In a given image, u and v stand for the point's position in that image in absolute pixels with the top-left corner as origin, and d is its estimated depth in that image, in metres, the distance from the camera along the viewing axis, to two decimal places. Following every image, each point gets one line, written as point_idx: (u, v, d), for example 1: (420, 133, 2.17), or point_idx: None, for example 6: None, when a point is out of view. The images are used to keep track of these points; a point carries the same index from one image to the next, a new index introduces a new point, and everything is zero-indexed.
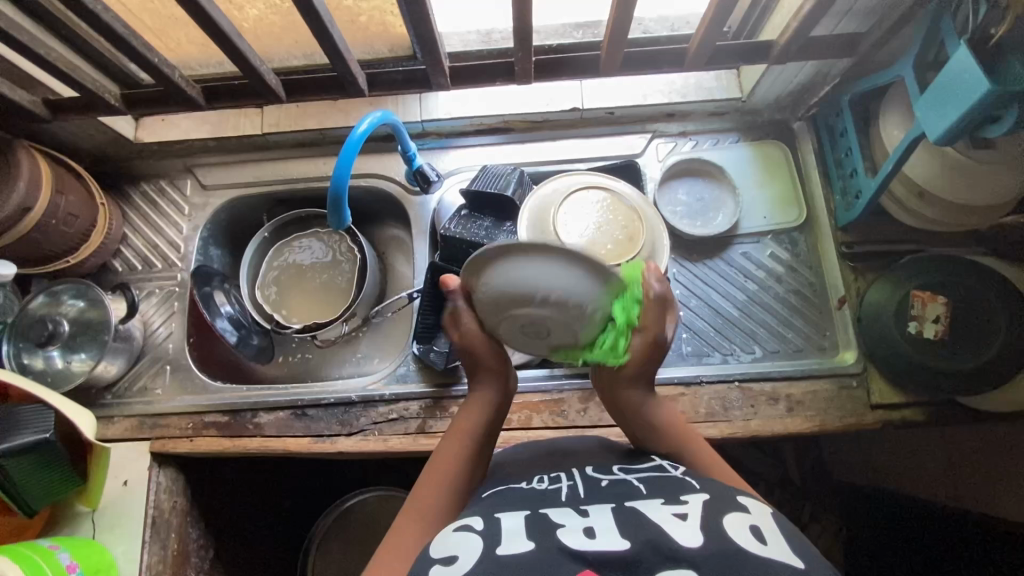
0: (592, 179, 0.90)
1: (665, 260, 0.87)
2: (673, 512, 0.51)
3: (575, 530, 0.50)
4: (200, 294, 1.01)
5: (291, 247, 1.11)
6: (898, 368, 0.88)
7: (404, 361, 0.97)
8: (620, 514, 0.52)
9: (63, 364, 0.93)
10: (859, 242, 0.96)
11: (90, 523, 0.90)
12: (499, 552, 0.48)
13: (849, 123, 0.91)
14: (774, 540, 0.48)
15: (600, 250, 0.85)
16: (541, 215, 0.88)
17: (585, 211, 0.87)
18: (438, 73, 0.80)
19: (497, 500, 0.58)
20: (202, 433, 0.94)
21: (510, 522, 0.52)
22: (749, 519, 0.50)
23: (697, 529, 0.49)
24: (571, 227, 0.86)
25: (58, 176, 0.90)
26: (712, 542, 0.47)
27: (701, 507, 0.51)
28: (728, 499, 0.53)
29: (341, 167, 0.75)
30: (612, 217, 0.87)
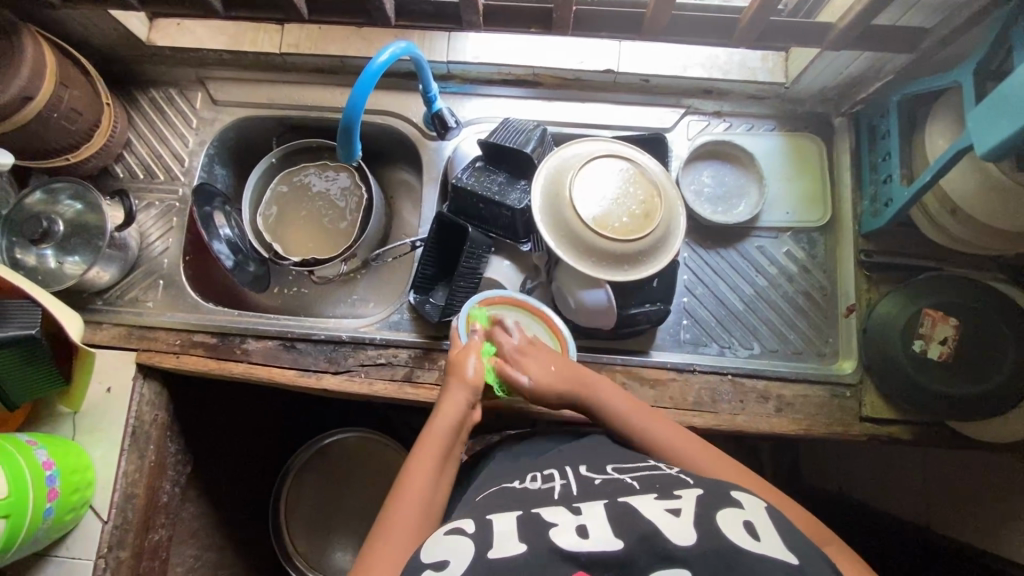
0: (617, 148, 0.86)
1: (677, 243, 0.84)
2: (667, 509, 0.54)
3: (567, 528, 0.54)
4: (200, 211, 0.98)
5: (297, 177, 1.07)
6: (895, 386, 0.86)
7: (398, 309, 0.96)
8: (614, 513, 0.55)
9: (56, 264, 0.92)
10: (879, 251, 0.92)
11: (71, 424, 0.91)
12: (491, 556, 0.52)
13: (894, 125, 0.86)
14: (768, 534, 0.52)
15: (614, 223, 0.81)
16: (557, 177, 0.84)
17: (604, 179, 0.83)
18: (470, 10, 0.75)
19: (492, 502, 0.62)
20: (189, 350, 0.93)
21: (503, 526, 0.56)
22: (743, 515, 0.53)
23: (691, 525, 0.52)
24: (588, 194, 0.82)
25: (63, 69, 0.86)
26: (705, 541, 0.50)
27: (695, 503, 0.54)
28: (723, 495, 0.56)
29: (356, 96, 0.70)
30: (632, 190, 0.82)
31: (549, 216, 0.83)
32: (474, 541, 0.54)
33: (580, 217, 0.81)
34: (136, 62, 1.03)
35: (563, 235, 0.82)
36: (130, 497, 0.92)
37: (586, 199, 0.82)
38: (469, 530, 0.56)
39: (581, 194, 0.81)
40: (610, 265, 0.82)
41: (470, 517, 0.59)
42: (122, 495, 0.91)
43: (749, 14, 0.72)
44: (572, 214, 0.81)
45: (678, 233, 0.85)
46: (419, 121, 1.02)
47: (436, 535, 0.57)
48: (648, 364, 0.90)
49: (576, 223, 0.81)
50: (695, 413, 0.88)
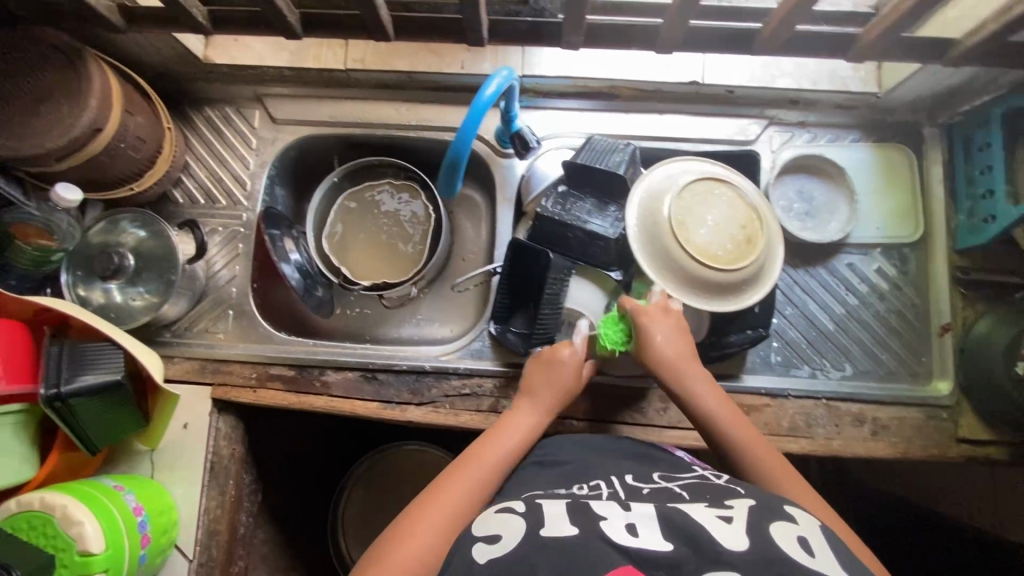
0: (710, 169, 0.82)
1: (778, 266, 0.81)
2: (720, 516, 0.55)
3: (619, 523, 0.55)
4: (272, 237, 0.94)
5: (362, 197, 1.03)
6: (997, 407, 0.84)
7: (479, 336, 0.93)
8: (664, 513, 0.56)
9: (124, 299, 0.89)
10: (975, 267, 0.90)
11: (149, 462, 0.89)
12: (543, 533, 0.55)
13: (997, 139, 0.83)
14: (821, 551, 0.52)
15: (718, 251, 0.77)
16: (651, 204, 0.80)
17: (703, 205, 0.78)
18: (574, 30, 0.70)
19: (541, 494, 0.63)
20: (267, 384, 0.91)
21: (556, 510, 0.59)
22: (797, 530, 0.54)
23: (742, 533, 0.52)
24: (688, 222, 0.78)
25: (127, 95, 0.81)
26: (758, 548, 0.50)
27: (746, 512, 0.55)
28: (775, 508, 0.57)
29: (468, 127, 0.68)
30: (732, 215, 0.78)
31: (646, 245, 0.79)
32: (526, 522, 0.58)
33: (679, 246, 0.77)
34: (190, 79, 0.98)
35: (663, 266, 0.78)
36: (213, 534, 0.90)
37: (686, 226, 0.77)
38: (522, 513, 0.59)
39: (680, 222, 0.77)
40: (712, 294, 0.78)
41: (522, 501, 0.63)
42: (205, 533, 0.89)
43: (875, 32, 0.68)
44: (671, 243, 0.77)
45: (776, 254, 0.81)
46: (490, 138, 0.97)
47: (489, 515, 0.62)
48: (741, 390, 0.88)
49: (676, 252, 0.77)
50: (790, 439, 0.86)
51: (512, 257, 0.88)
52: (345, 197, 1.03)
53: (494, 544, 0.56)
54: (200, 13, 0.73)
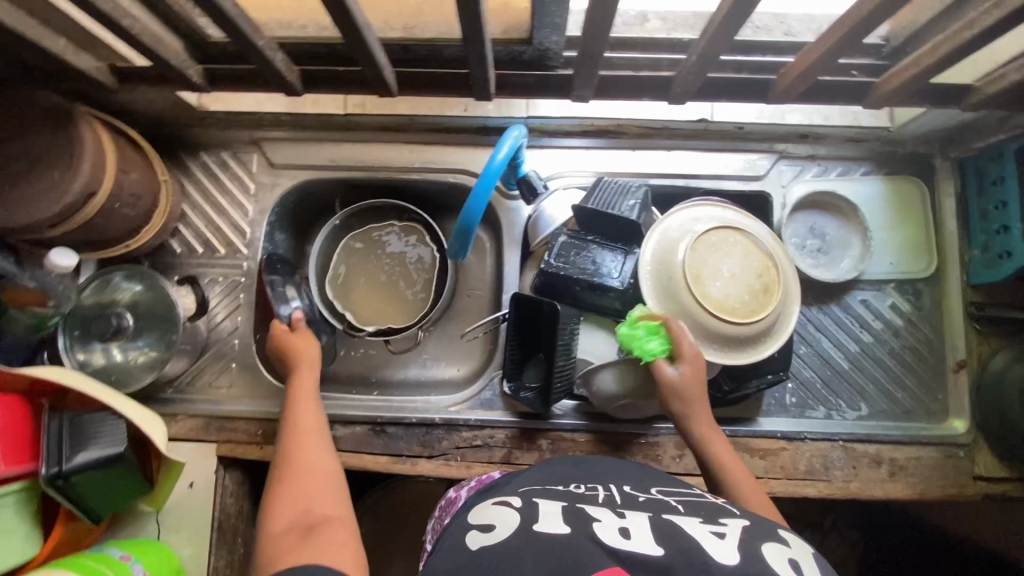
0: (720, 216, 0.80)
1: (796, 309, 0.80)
2: (712, 531, 0.55)
3: (611, 527, 0.55)
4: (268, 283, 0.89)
5: (370, 237, 1.03)
6: (1015, 445, 0.83)
7: (489, 386, 0.91)
8: (655, 523, 0.56)
9: (124, 357, 0.86)
10: (990, 303, 0.89)
11: (155, 523, 0.87)
12: (536, 529, 0.55)
13: (1012, 174, 0.82)
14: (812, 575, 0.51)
15: (736, 303, 0.76)
16: (665, 255, 0.79)
17: (716, 255, 0.77)
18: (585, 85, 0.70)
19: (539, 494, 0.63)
20: (273, 441, 0.88)
21: (550, 509, 0.59)
22: (787, 552, 0.53)
23: (733, 548, 0.52)
24: (704, 275, 0.76)
25: (121, 152, 0.79)
26: (745, 562, 0.50)
27: (739, 531, 0.55)
28: (769, 531, 0.57)
29: (476, 197, 0.67)
30: (747, 264, 0.77)
31: (662, 300, 0.78)
32: (520, 514, 0.58)
33: (695, 301, 0.76)
34: (184, 125, 0.95)
35: (679, 319, 0.77)
36: None
37: (703, 279, 0.76)
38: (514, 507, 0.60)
39: (697, 275, 0.76)
40: (732, 346, 0.77)
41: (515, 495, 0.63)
42: None
43: (896, 81, 0.66)
44: (686, 298, 0.76)
45: (794, 298, 0.80)
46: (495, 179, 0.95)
47: (486, 508, 0.62)
48: (758, 435, 0.87)
49: (692, 307, 0.76)
50: (808, 483, 0.85)
51: (518, 306, 0.85)
52: (350, 238, 1.01)
53: (488, 533, 0.56)
54: (194, 71, 0.70)
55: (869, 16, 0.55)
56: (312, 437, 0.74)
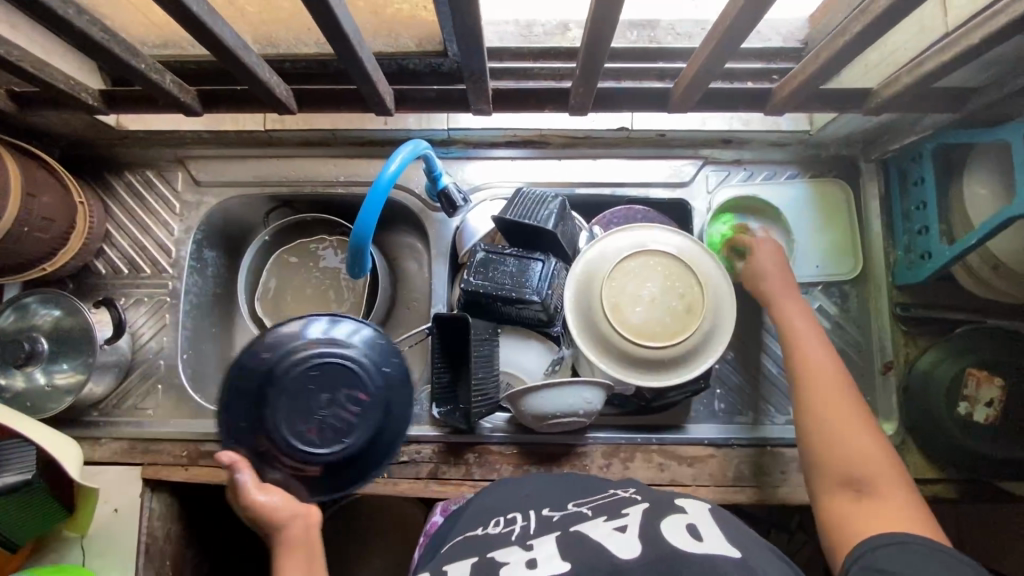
0: (645, 239, 0.83)
1: (724, 326, 0.80)
2: (615, 527, 0.55)
3: (518, 563, 0.53)
4: (284, 380, 0.66)
5: (304, 251, 1.02)
6: (940, 445, 0.83)
7: (417, 400, 0.91)
8: (563, 539, 0.55)
9: (46, 381, 0.85)
10: (915, 303, 0.89)
11: (79, 549, 0.86)
12: None
13: (929, 174, 0.82)
14: (708, 530, 0.53)
15: (654, 327, 0.79)
16: (587, 282, 0.82)
17: (636, 282, 0.80)
18: (480, 98, 0.70)
19: (453, 552, 0.59)
20: (199, 462, 0.88)
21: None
22: (685, 520, 0.55)
23: (635, 536, 0.52)
24: (623, 301, 0.80)
25: (28, 176, 0.78)
26: (648, 550, 0.50)
27: (639, 515, 0.56)
28: (667, 507, 0.58)
29: (365, 217, 0.67)
30: (667, 286, 0.80)
31: (584, 327, 0.81)
32: None
33: (615, 328, 0.78)
34: (107, 146, 0.95)
35: (603, 346, 0.80)
36: None
37: (622, 305, 0.79)
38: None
39: (615, 301, 0.79)
40: (653, 368, 0.79)
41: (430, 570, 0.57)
42: None
43: (789, 87, 0.67)
44: (606, 326, 0.79)
45: (724, 318, 0.80)
46: (422, 192, 0.95)
47: None
48: (686, 442, 0.87)
49: (614, 334, 0.79)
50: (736, 490, 0.85)
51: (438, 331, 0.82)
52: (285, 252, 1.02)
53: None
54: (90, 95, 0.70)
55: (731, 26, 0.55)
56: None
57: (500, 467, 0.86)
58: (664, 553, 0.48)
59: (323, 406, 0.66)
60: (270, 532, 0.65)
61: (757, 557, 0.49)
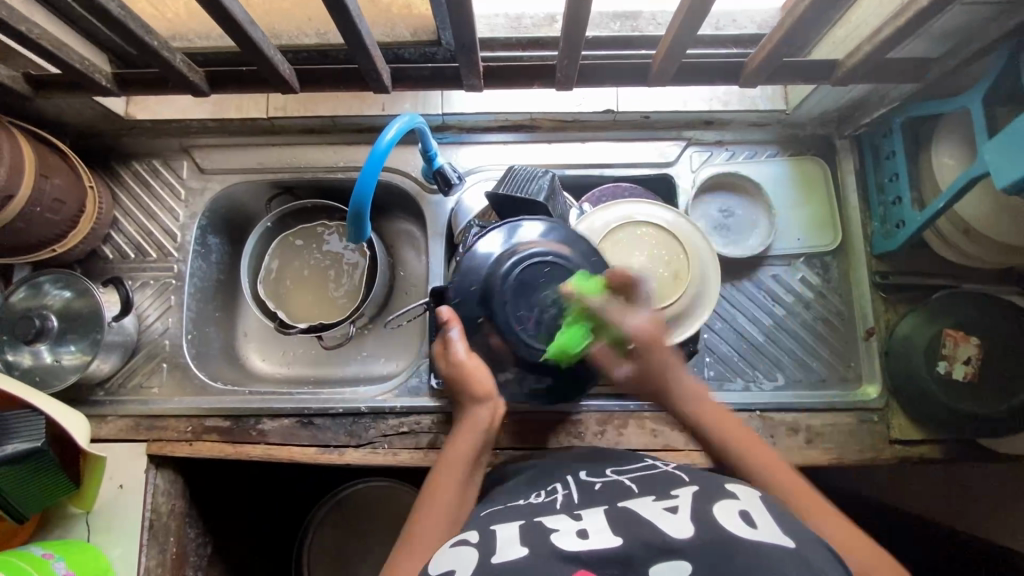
0: (633, 212, 0.87)
1: (711, 291, 0.84)
2: (665, 508, 0.53)
3: (569, 533, 0.52)
4: (504, 280, 0.71)
5: (310, 233, 1.05)
6: (922, 405, 0.86)
7: (416, 373, 0.93)
8: (612, 516, 0.54)
9: (52, 360, 0.88)
10: (893, 271, 0.93)
11: (84, 525, 0.87)
12: (493, 560, 0.50)
13: (899, 146, 0.86)
14: (763, 522, 0.50)
15: None
16: None
17: (625, 250, 0.84)
18: (472, 74, 0.74)
19: (497, 514, 0.60)
20: (203, 437, 0.90)
21: (509, 532, 0.54)
22: (737, 505, 0.52)
23: (687, 521, 0.50)
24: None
25: (43, 159, 0.82)
26: (702, 530, 0.48)
27: (690, 499, 0.54)
28: (718, 490, 0.56)
29: (364, 181, 0.70)
30: (654, 254, 0.84)
31: None
32: (477, 549, 0.53)
33: None
34: (116, 136, 0.99)
35: None
36: None
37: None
38: (475, 539, 0.55)
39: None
40: None
41: (474, 528, 0.58)
42: None
43: (761, 59, 0.71)
44: None
45: (710, 284, 0.84)
46: (418, 175, 0.99)
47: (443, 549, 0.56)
48: None
49: None
50: None
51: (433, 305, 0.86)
52: (290, 234, 1.05)
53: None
54: (104, 77, 0.73)
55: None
56: (450, 474, 0.68)
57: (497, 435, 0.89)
58: (720, 547, 0.45)
59: (545, 304, 0.71)
60: (468, 398, 0.74)
61: (812, 548, 0.47)
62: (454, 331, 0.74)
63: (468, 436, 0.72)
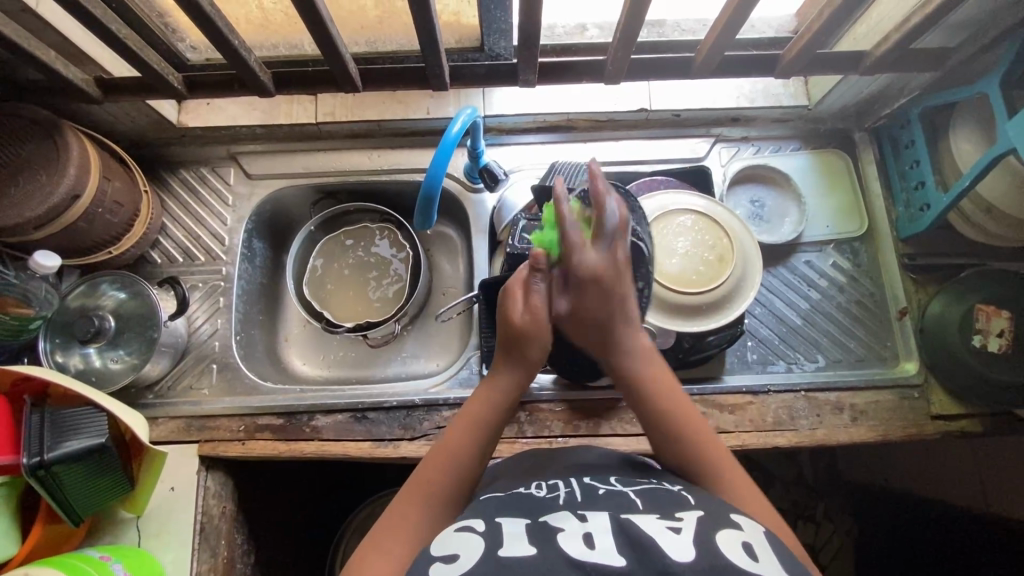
0: (675, 201, 0.90)
1: (757, 273, 0.87)
2: (668, 526, 0.51)
3: (574, 535, 0.51)
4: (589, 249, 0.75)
5: (361, 232, 1.07)
6: (959, 379, 0.89)
7: (466, 365, 0.95)
8: (618, 525, 0.52)
9: (103, 362, 0.88)
10: (921, 253, 0.97)
11: (135, 530, 0.85)
12: (502, 553, 0.49)
13: (919, 135, 0.92)
14: (766, 556, 0.49)
15: (693, 275, 0.86)
16: None
17: (674, 235, 0.88)
18: (528, 70, 0.80)
19: (500, 505, 0.58)
20: (256, 436, 0.90)
21: (514, 527, 0.53)
22: (740, 536, 0.51)
23: (690, 543, 0.49)
24: (660, 254, 0.87)
25: (105, 163, 0.84)
26: (703, 558, 0.47)
27: (695, 523, 0.52)
28: (722, 517, 0.54)
29: (437, 164, 0.73)
30: (699, 239, 0.87)
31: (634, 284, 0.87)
32: (485, 539, 0.51)
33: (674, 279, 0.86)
34: (165, 144, 1.02)
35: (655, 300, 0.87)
36: None
37: (659, 257, 0.87)
38: (480, 527, 0.53)
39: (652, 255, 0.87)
40: (697, 314, 0.86)
41: (479, 516, 0.56)
42: None
43: (794, 51, 0.77)
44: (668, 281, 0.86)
45: (754, 267, 0.87)
46: (460, 175, 1.03)
47: (447, 532, 0.54)
48: (724, 391, 0.91)
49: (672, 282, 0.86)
50: (777, 433, 0.89)
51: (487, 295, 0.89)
52: (342, 233, 1.06)
53: (450, 564, 0.49)
54: (174, 78, 0.78)
55: (740, 4, 0.68)
56: (463, 433, 0.65)
57: (551, 423, 0.90)
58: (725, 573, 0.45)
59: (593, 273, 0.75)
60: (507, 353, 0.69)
61: None
62: (540, 282, 0.70)
63: (500, 387, 0.69)
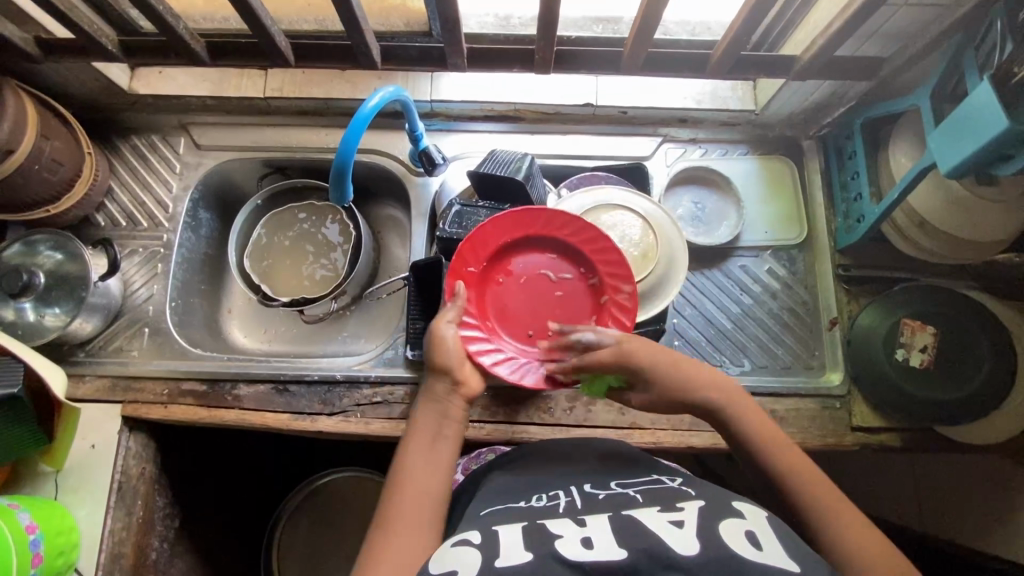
0: (606, 196, 0.90)
1: (681, 273, 0.87)
2: (669, 520, 0.52)
3: (573, 540, 0.51)
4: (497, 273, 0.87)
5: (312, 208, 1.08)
6: (880, 392, 0.88)
7: (392, 345, 0.96)
8: (618, 524, 0.52)
9: (36, 317, 0.89)
10: (855, 265, 0.97)
11: (53, 483, 0.87)
12: (499, 562, 0.49)
13: (859, 146, 0.91)
14: (769, 542, 0.49)
15: None
16: None
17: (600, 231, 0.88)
18: (456, 54, 0.81)
19: (500, 512, 0.58)
20: (178, 400, 0.91)
21: (508, 534, 0.52)
22: (743, 524, 0.51)
23: (693, 536, 0.49)
24: None
25: (45, 121, 0.86)
26: (707, 551, 0.48)
27: (697, 514, 0.52)
28: (724, 504, 0.54)
29: (349, 140, 0.74)
30: (624, 236, 0.88)
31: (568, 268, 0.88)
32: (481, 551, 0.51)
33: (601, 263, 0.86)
34: (116, 110, 1.04)
35: None
36: (117, 557, 0.87)
37: None
38: (477, 540, 0.52)
39: None
40: None
41: (476, 527, 0.55)
42: (108, 557, 0.86)
43: (720, 51, 0.77)
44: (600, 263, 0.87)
45: (679, 266, 0.88)
46: (405, 158, 1.04)
47: (443, 548, 0.53)
48: None
49: None
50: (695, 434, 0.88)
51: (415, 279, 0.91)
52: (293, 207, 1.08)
53: None
54: (109, 42, 0.79)
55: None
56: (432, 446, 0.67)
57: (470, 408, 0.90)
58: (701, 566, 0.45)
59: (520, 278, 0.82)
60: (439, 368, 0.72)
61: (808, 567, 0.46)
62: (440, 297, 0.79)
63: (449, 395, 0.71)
